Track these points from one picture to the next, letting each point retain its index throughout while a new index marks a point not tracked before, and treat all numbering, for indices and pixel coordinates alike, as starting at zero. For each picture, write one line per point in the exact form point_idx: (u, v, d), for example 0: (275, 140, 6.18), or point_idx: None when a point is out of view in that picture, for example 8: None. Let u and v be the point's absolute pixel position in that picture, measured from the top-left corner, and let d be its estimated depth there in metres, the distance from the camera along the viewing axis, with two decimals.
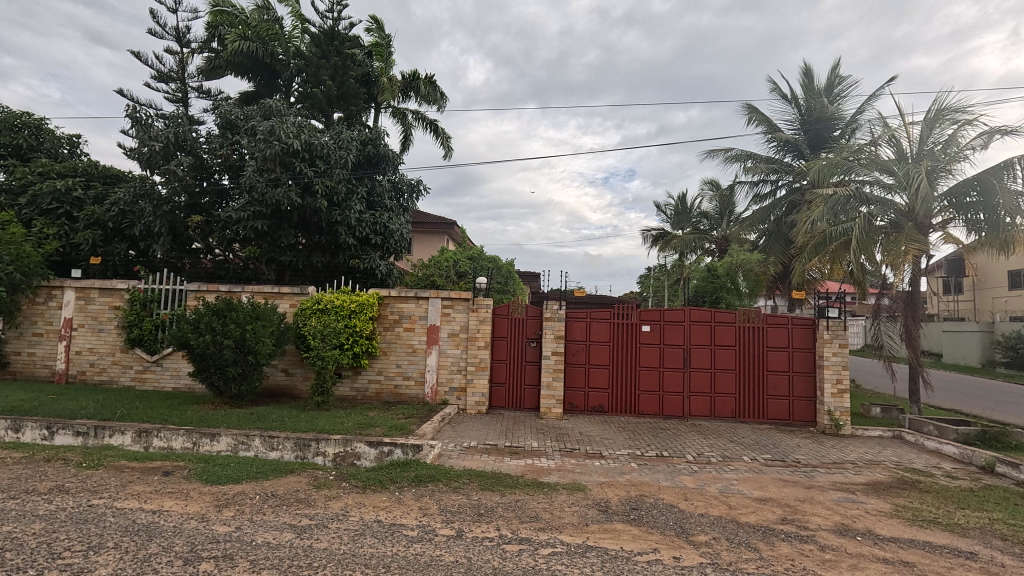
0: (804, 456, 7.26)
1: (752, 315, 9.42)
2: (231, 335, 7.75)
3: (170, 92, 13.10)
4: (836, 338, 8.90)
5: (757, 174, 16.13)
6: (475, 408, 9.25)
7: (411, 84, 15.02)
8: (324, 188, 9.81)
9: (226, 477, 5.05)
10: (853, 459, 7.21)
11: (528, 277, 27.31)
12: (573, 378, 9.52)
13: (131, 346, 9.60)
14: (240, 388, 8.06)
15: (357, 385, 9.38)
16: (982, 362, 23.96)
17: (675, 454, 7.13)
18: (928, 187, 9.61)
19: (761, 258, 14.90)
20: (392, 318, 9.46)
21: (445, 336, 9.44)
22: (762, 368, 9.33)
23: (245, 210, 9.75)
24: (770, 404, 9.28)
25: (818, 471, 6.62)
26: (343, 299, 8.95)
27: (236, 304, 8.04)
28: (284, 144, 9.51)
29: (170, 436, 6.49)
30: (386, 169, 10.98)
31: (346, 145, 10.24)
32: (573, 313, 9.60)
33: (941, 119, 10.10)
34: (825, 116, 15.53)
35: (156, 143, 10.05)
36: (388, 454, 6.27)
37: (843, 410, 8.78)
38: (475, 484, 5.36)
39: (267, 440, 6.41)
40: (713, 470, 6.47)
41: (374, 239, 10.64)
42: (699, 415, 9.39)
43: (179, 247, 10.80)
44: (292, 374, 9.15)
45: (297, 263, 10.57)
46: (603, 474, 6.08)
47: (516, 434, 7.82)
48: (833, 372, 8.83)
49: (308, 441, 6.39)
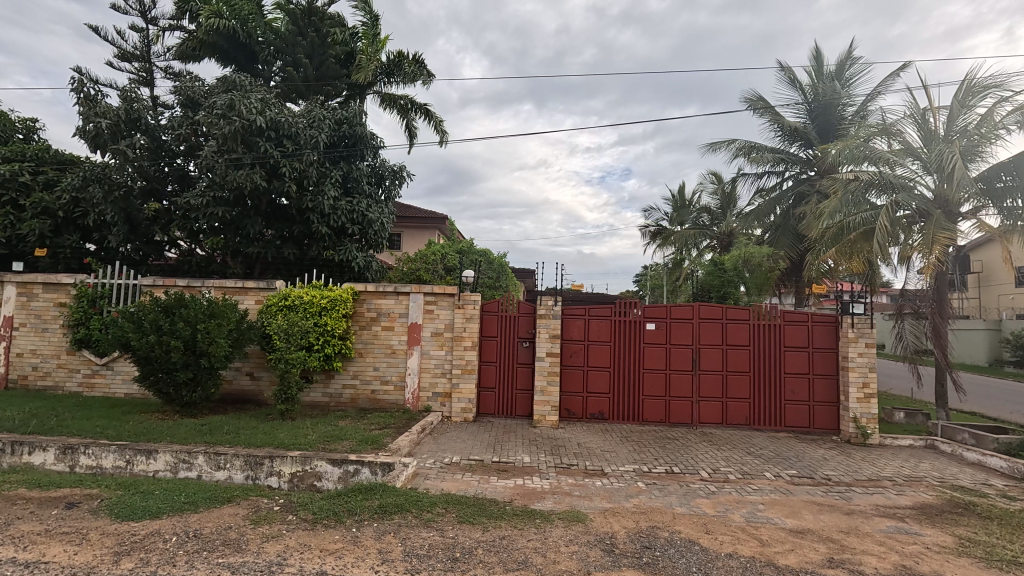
0: (834, 472, 6.35)
1: (767, 311, 8.53)
2: (179, 335, 6.76)
3: (135, 72, 11.92)
4: (862, 337, 7.98)
5: (763, 165, 15.33)
6: (460, 416, 8.32)
7: (398, 66, 13.98)
8: (292, 170, 8.85)
9: (144, 510, 4.09)
10: (888, 475, 6.30)
11: (523, 273, 26.39)
12: (570, 381, 8.60)
13: (78, 347, 8.60)
14: (193, 395, 7.10)
15: (330, 390, 8.43)
16: (990, 361, 23.26)
17: (687, 470, 6.19)
18: (964, 168, 8.72)
19: (771, 254, 13.81)
20: (370, 316, 8.52)
21: (427, 336, 8.48)
22: (778, 370, 8.43)
23: (204, 195, 8.80)
24: (788, 410, 8.38)
25: (855, 491, 5.70)
26: (312, 294, 8.00)
27: (189, 299, 7.09)
28: (245, 121, 8.48)
29: (100, 452, 5.62)
30: (364, 154, 10.00)
31: (317, 124, 9.20)
32: (570, 310, 8.67)
33: (971, 99, 9.33)
34: (835, 103, 14.60)
35: (103, 120, 8.95)
36: (354, 475, 5.40)
37: (869, 416, 7.87)
38: (453, 515, 4.42)
39: (212, 458, 5.51)
40: (733, 491, 5.54)
41: (351, 228, 9.66)
42: (708, 423, 8.48)
43: (138, 238, 9.73)
44: (258, 379, 8.20)
45: (267, 255, 9.61)
46: (606, 498, 5.13)
47: (505, 447, 6.88)
48: (859, 375, 7.93)
49: (260, 458, 5.49)
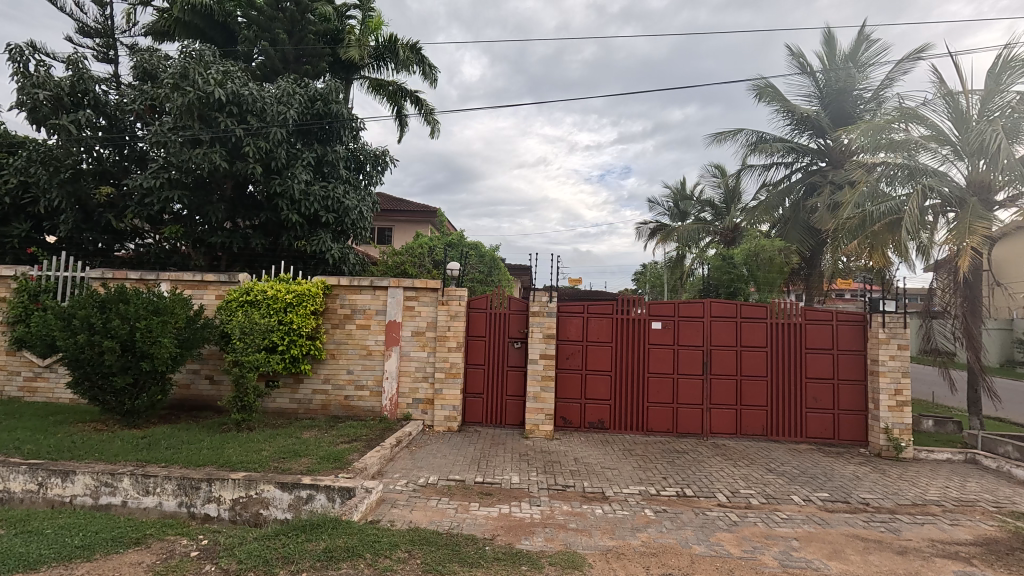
0: (872, 494, 5.47)
1: (785, 308, 7.67)
2: (115, 334, 5.86)
3: (94, 48, 10.98)
4: (895, 338, 7.09)
5: (771, 155, 14.48)
6: (444, 425, 7.43)
7: (390, 51, 13.10)
8: (256, 150, 7.94)
9: (18, 559, 3.19)
10: (934, 498, 5.42)
11: (518, 269, 25.49)
12: (566, 386, 7.73)
13: (16, 347, 7.67)
14: (134, 403, 6.20)
15: (298, 396, 7.55)
16: (1001, 362, 22.41)
17: (701, 493, 5.31)
18: (1009, 148, 7.85)
19: (784, 246, 13.07)
20: (343, 313, 7.63)
21: (408, 336, 7.60)
22: (798, 374, 7.56)
23: (157, 176, 7.94)
24: (809, 419, 7.51)
25: (902, 521, 4.82)
26: (277, 289, 7.12)
27: (132, 293, 6.16)
28: (201, 92, 7.57)
29: (8, 474, 4.75)
30: (342, 136, 9.11)
31: (287, 99, 8.29)
32: (566, 307, 7.80)
33: (1008, 75, 8.51)
34: (849, 89, 13.70)
35: (42, 92, 8.00)
36: (308, 502, 4.56)
37: (903, 427, 6.99)
38: (418, 561, 3.53)
39: (140, 481, 4.65)
40: (760, 521, 4.66)
41: (325, 217, 8.75)
42: (721, 434, 7.61)
43: (91, 226, 8.80)
44: (218, 383, 7.34)
45: (232, 246, 8.78)
46: (607, 533, 4.24)
47: (491, 463, 5.99)
48: (891, 381, 7.05)
49: (196, 481, 4.64)
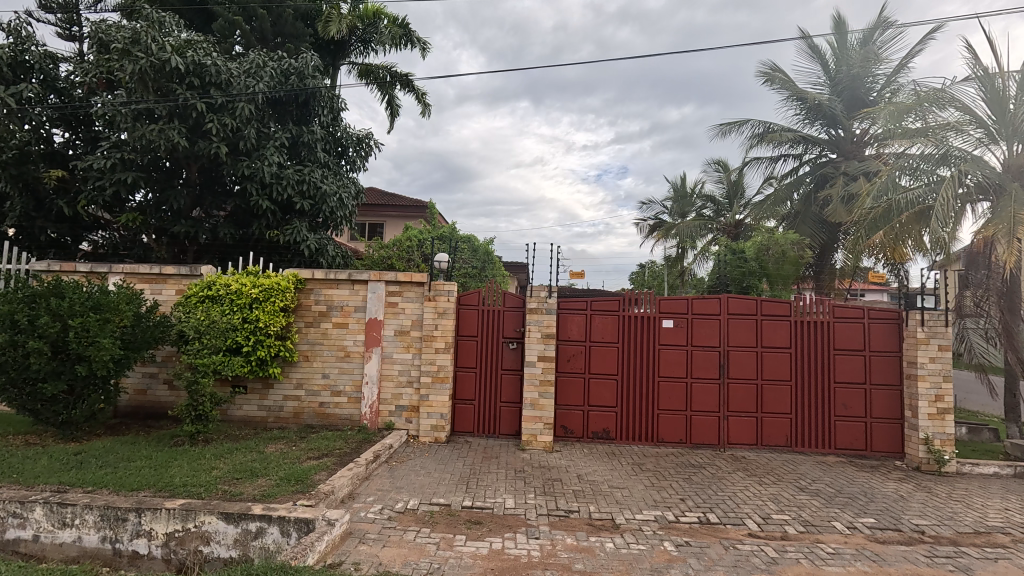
0: (925, 520, 4.68)
1: (810, 305, 6.91)
2: (44, 334, 5.02)
3: (56, 24, 10.15)
4: (935, 338, 6.32)
5: (779, 146, 13.74)
6: (430, 435, 6.62)
7: (376, 32, 12.13)
8: (219, 126, 7.16)
9: None
10: (999, 525, 4.64)
11: (513, 267, 24.72)
12: (567, 393, 6.93)
13: None
14: (70, 413, 5.38)
15: (267, 403, 6.74)
16: None
17: (728, 519, 4.53)
18: None
19: (798, 240, 12.30)
20: (318, 310, 6.81)
21: (390, 336, 6.79)
22: (825, 379, 6.81)
23: (109, 157, 7.17)
24: (837, 428, 6.75)
25: (970, 555, 4.04)
26: (241, 283, 6.27)
27: (69, 287, 5.33)
28: (156, 60, 6.79)
29: None
30: (319, 115, 8.40)
31: (256, 72, 7.51)
32: (566, 305, 7.00)
33: None
34: (865, 75, 12.91)
35: None
36: (257, 537, 3.75)
37: (944, 438, 6.22)
38: None
39: (54, 511, 3.83)
40: (803, 557, 3.88)
41: (299, 203, 7.96)
42: (739, 444, 6.83)
43: (39, 214, 7.91)
44: (176, 389, 6.52)
45: (197, 236, 8.02)
46: None
47: (482, 482, 5.20)
48: (932, 386, 6.27)
49: (123, 512, 3.82)
